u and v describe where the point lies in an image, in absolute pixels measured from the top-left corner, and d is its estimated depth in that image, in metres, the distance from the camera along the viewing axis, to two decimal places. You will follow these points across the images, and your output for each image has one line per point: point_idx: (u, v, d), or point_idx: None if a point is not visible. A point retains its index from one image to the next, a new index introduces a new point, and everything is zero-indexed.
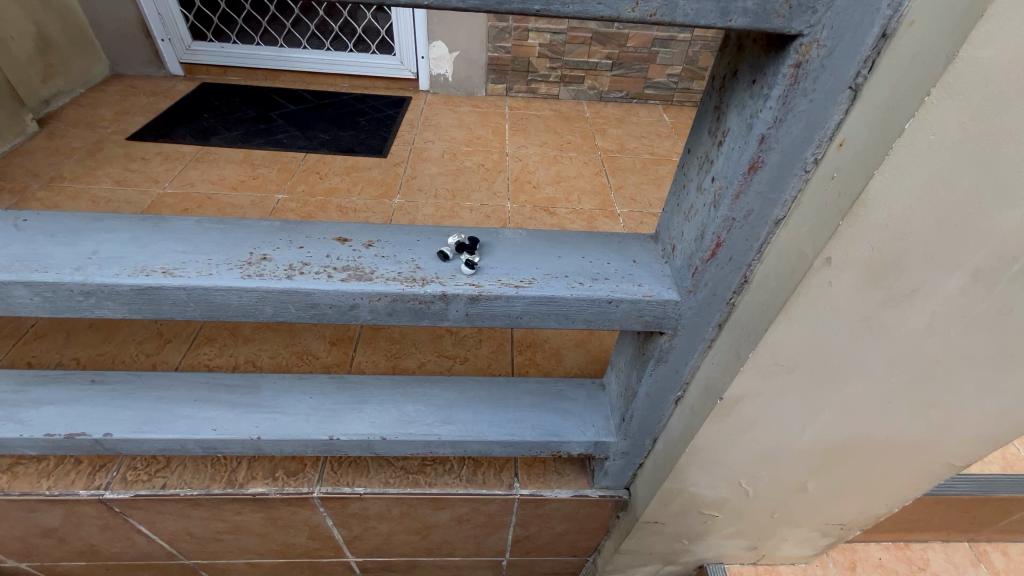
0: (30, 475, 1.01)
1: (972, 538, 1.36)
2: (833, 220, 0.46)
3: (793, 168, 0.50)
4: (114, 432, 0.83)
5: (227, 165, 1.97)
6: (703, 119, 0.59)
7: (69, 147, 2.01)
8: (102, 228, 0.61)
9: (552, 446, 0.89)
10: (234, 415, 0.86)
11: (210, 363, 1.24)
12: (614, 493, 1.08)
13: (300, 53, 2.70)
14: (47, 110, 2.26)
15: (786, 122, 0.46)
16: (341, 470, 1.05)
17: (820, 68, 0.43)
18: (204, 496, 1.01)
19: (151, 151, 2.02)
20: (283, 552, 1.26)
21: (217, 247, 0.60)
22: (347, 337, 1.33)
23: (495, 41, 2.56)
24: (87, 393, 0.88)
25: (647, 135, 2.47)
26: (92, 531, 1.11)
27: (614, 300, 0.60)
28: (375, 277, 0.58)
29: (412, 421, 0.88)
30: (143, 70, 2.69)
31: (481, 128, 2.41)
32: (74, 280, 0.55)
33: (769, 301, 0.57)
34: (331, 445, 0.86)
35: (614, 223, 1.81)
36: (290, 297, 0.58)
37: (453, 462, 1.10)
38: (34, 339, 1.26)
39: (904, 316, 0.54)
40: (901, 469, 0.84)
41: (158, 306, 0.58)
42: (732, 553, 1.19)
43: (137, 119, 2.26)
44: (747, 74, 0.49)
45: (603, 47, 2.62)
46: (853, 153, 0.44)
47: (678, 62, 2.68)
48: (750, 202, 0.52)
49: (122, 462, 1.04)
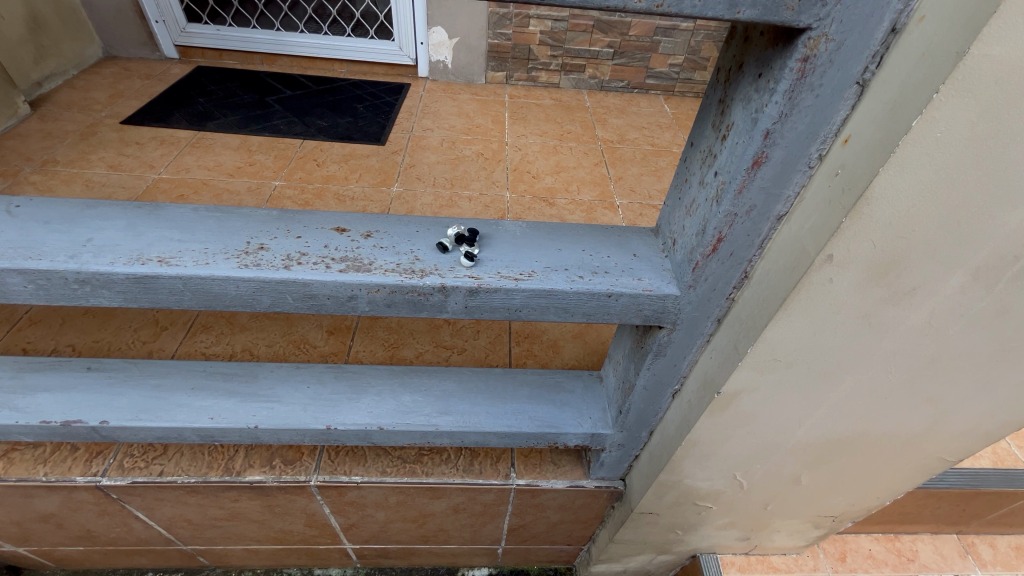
0: (26, 461, 1.01)
1: (961, 531, 1.38)
2: (836, 217, 0.46)
3: (795, 164, 0.49)
4: (110, 420, 0.83)
5: (224, 151, 1.94)
6: (707, 113, 0.58)
7: (62, 131, 1.98)
8: (96, 215, 0.60)
9: (550, 437, 0.89)
10: (232, 404, 0.86)
11: (207, 352, 1.23)
12: (610, 484, 1.09)
13: (297, 37, 2.65)
14: (39, 92, 2.22)
15: (792, 117, 0.46)
16: (338, 459, 1.06)
17: (827, 62, 0.43)
18: (202, 484, 1.01)
19: (146, 136, 2.00)
20: (280, 539, 1.27)
21: (214, 236, 0.59)
22: (345, 327, 1.32)
23: (495, 28, 2.53)
24: (84, 380, 0.87)
25: (648, 126, 2.45)
26: (89, 517, 1.12)
27: (614, 294, 0.60)
28: (374, 268, 0.58)
29: (409, 412, 0.88)
30: (137, 52, 2.65)
31: (480, 117, 2.38)
32: (69, 269, 0.54)
33: (769, 297, 0.56)
34: (328, 434, 0.86)
35: (614, 214, 1.80)
36: (288, 288, 0.57)
37: (450, 452, 1.10)
38: (29, 326, 1.25)
39: (904, 314, 0.54)
40: (896, 463, 0.85)
41: (154, 294, 0.58)
42: (723, 543, 1.21)
43: (131, 103, 2.23)
44: (752, 67, 0.49)
45: (605, 35, 2.59)
46: (859, 151, 0.43)
47: (680, 51, 2.66)
48: (753, 198, 0.52)
49: (120, 448, 1.04)
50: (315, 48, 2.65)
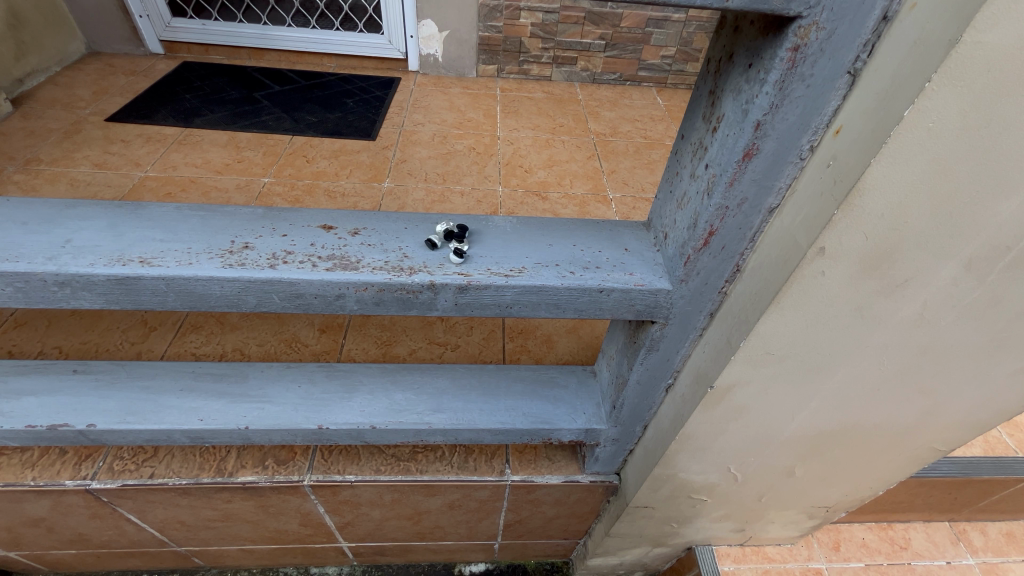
0: (14, 466, 0.99)
1: (953, 518, 1.39)
2: (828, 209, 0.46)
3: (788, 155, 0.49)
4: (97, 423, 0.82)
5: (211, 148, 1.91)
6: (697, 104, 0.58)
7: (45, 129, 1.95)
8: (75, 216, 0.59)
9: (543, 433, 0.89)
10: (222, 405, 0.85)
11: (197, 352, 1.22)
12: (605, 479, 1.09)
13: (284, 31, 2.61)
14: (21, 89, 2.18)
15: (782, 108, 0.45)
16: (332, 458, 1.05)
17: (818, 51, 0.42)
18: (194, 486, 1.00)
19: (132, 134, 1.96)
20: (276, 538, 1.26)
21: (198, 236, 0.58)
22: (337, 325, 1.31)
23: (486, 20, 2.50)
24: (71, 382, 0.86)
25: (641, 118, 2.44)
26: (80, 521, 1.11)
27: (606, 290, 0.59)
28: (361, 266, 0.57)
29: (402, 410, 0.87)
30: (121, 48, 2.60)
31: (472, 111, 2.36)
32: (47, 271, 0.53)
33: (761, 290, 0.56)
34: (320, 434, 0.85)
35: (608, 208, 1.79)
36: (274, 287, 0.56)
37: (444, 449, 1.09)
38: (15, 328, 1.24)
39: (895, 306, 0.54)
40: (889, 454, 0.85)
41: (137, 296, 0.56)
42: (719, 535, 1.22)
43: (116, 99, 2.19)
44: (743, 58, 0.48)
45: (597, 27, 2.57)
46: (850, 141, 0.43)
47: (672, 43, 2.65)
48: (745, 190, 0.51)
49: (109, 451, 1.03)
50: (304, 42, 2.61)
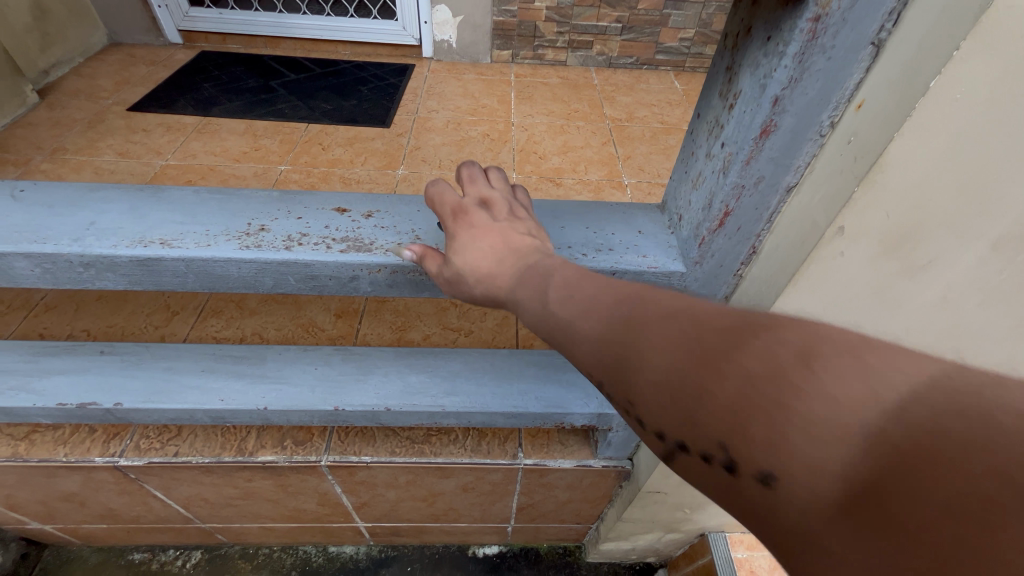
0: (47, 442, 1.04)
1: None
2: (848, 187, 0.45)
3: (807, 131, 0.47)
4: (124, 402, 0.85)
5: (230, 136, 1.94)
6: (714, 81, 0.57)
7: (70, 119, 1.99)
8: (98, 198, 0.60)
9: (556, 416, 0.89)
10: (241, 386, 0.87)
11: (218, 335, 1.25)
12: (617, 464, 1.09)
13: (300, 19, 2.62)
14: (47, 81, 2.23)
15: (802, 82, 0.44)
16: (348, 440, 1.07)
17: (840, 21, 0.40)
18: (216, 464, 1.03)
19: (153, 123, 2.00)
20: (295, 517, 1.30)
21: (215, 218, 0.59)
22: (352, 310, 1.33)
23: (500, 5, 2.47)
24: (98, 363, 0.89)
25: (657, 103, 2.39)
26: (110, 496, 1.15)
27: (618, 272, 0.58)
28: (375, 248, 0.57)
29: (416, 393, 0.88)
30: (141, 38, 2.63)
31: (486, 97, 2.34)
32: (73, 252, 0.55)
33: (779, 270, 0.56)
34: (337, 414, 0.87)
35: (623, 194, 1.77)
36: (289, 269, 0.57)
37: (458, 432, 1.10)
38: (45, 312, 1.28)
39: (916, 291, 0.50)
40: None
41: (158, 277, 0.58)
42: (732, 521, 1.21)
43: (137, 89, 2.23)
44: (760, 31, 0.47)
45: (613, 10, 2.52)
46: (874, 115, 0.42)
47: (691, 25, 2.58)
48: (762, 168, 0.50)
49: (136, 430, 1.06)
50: (319, 29, 2.62)
